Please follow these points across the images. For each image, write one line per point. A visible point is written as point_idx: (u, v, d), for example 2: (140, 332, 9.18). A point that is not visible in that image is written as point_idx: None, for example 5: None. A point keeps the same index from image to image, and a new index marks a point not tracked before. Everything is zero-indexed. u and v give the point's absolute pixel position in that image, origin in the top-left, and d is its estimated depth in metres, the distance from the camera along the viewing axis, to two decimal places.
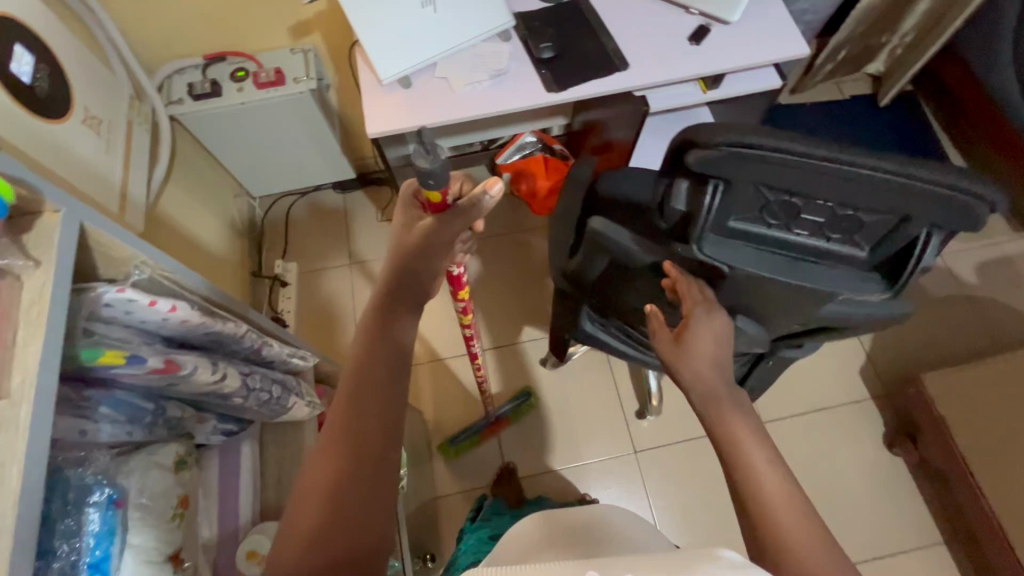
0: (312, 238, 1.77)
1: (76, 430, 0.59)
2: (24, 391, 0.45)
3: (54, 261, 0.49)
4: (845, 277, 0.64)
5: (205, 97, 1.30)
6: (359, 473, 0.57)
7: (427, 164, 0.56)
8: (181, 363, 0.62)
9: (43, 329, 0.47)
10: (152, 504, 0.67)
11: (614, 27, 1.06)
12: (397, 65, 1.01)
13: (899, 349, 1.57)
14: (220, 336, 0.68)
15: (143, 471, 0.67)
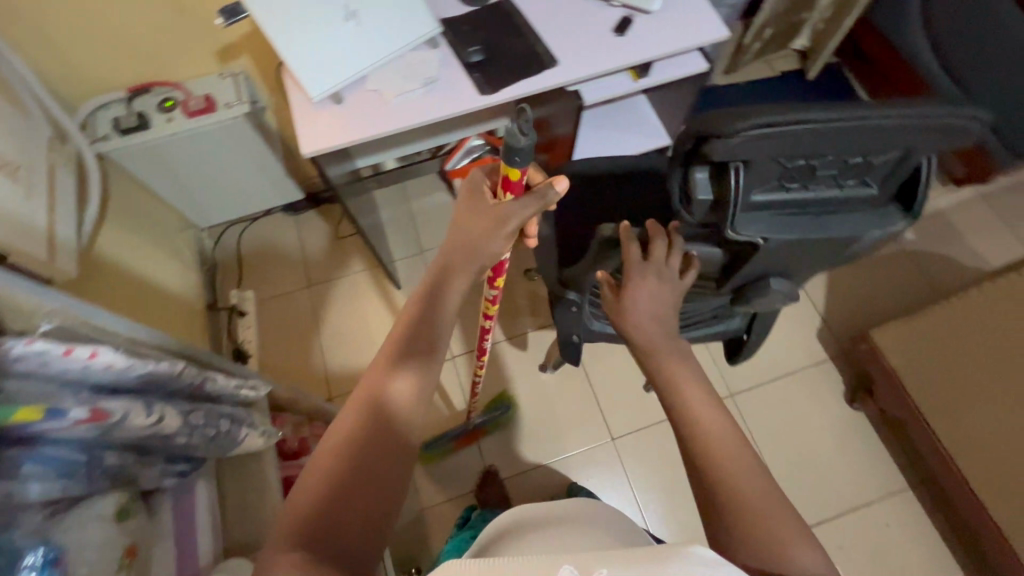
0: (267, 264, 1.74)
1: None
2: None
3: None
4: (868, 216, 0.69)
5: (133, 130, 1.25)
6: (373, 449, 0.59)
7: (518, 140, 0.59)
8: (109, 410, 0.58)
9: None
10: (95, 560, 0.59)
11: (539, 25, 1.08)
12: (326, 81, 0.99)
13: (851, 310, 1.64)
14: (154, 376, 0.64)
15: (80, 526, 0.59)
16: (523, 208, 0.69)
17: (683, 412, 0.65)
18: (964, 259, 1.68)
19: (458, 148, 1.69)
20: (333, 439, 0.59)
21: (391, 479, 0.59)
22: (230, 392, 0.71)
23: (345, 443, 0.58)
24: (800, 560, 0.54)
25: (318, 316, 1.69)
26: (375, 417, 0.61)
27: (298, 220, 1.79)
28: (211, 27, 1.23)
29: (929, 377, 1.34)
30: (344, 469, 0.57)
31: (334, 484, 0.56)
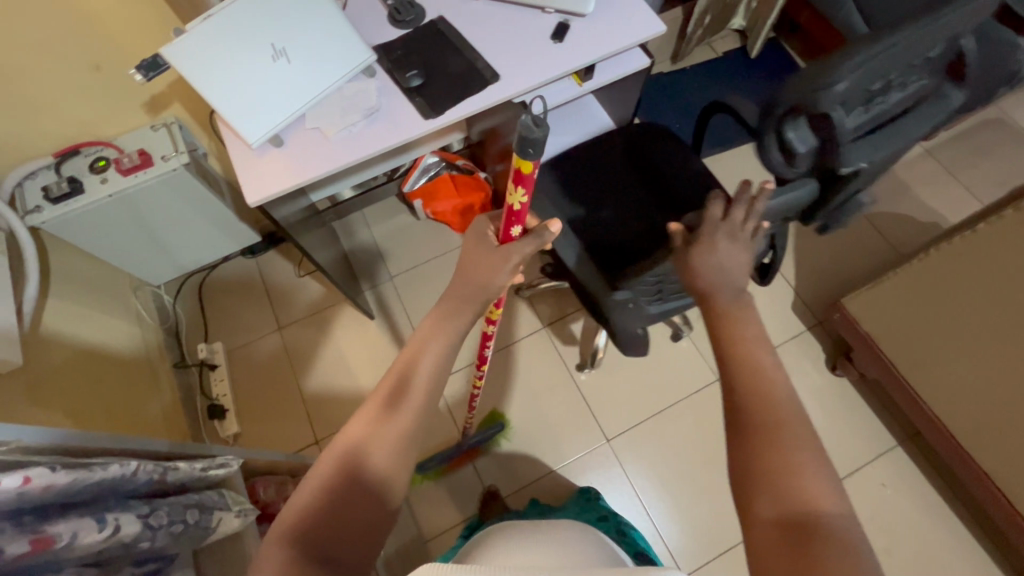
0: (234, 311, 1.68)
1: None
2: None
3: None
4: (931, 104, 0.80)
5: (66, 197, 1.18)
6: (363, 470, 0.62)
7: (538, 133, 0.57)
8: (54, 535, 0.47)
9: None
10: None
11: (476, 40, 1.06)
12: (263, 125, 0.95)
13: (821, 280, 1.66)
14: (102, 484, 0.53)
15: None
16: (522, 246, 0.72)
17: (725, 343, 0.66)
18: (919, 215, 1.73)
19: (414, 168, 1.66)
20: (329, 454, 0.63)
21: (378, 497, 0.62)
22: (197, 473, 0.67)
23: (340, 459, 0.62)
24: (807, 486, 0.53)
25: (293, 358, 1.64)
26: (371, 441, 0.64)
27: (259, 262, 1.73)
28: (134, 79, 1.17)
29: (904, 336, 1.37)
30: (335, 483, 0.61)
31: (326, 498, 0.60)
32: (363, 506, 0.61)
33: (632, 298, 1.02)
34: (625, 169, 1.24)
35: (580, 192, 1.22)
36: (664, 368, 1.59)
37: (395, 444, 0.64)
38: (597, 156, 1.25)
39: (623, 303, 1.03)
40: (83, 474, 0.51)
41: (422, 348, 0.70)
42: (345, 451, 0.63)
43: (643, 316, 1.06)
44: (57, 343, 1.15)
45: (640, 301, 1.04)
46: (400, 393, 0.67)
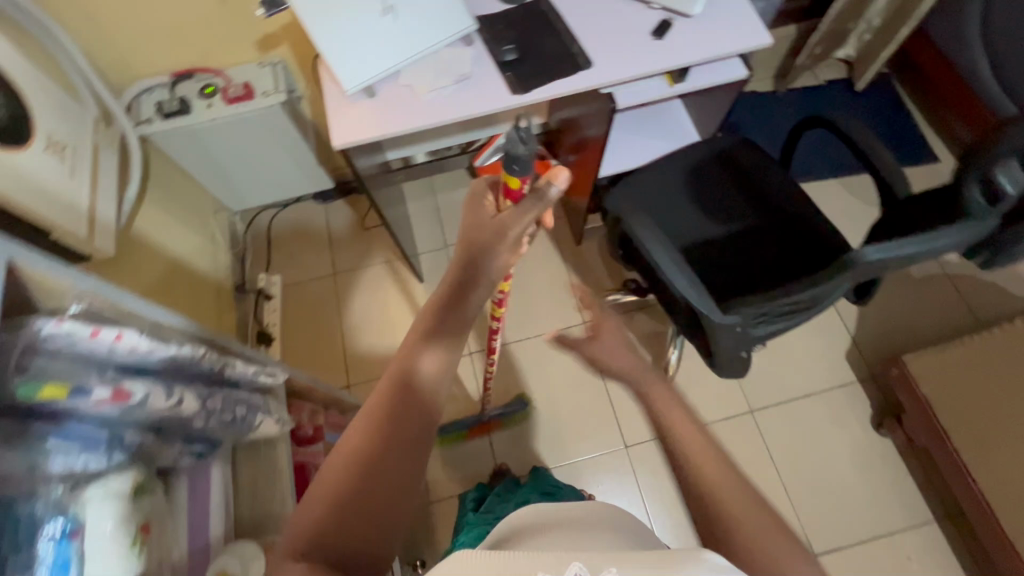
0: (298, 250, 1.78)
1: (25, 464, 0.49)
2: None
3: None
4: None
5: (175, 115, 1.29)
6: (385, 463, 0.58)
7: (520, 150, 0.61)
8: (131, 391, 0.55)
9: None
10: (109, 540, 0.53)
11: (576, 26, 1.07)
12: (361, 75, 1.00)
13: (882, 332, 1.58)
14: (174, 360, 0.60)
15: (101, 502, 0.54)
16: (520, 215, 0.67)
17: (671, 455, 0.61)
18: (1010, 286, 1.60)
19: (488, 145, 1.69)
20: (350, 450, 0.59)
21: (407, 493, 0.58)
22: (251, 374, 0.73)
23: (361, 456, 0.58)
24: None
25: (342, 305, 1.71)
26: (392, 431, 0.59)
27: (327, 208, 1.82)
28: (253, 16, 1.25)
29: (965, 408, 1.28)
30: (358, 485, 0.56)
31: (350, 499, 0.56)
32: (392, 502, 0.57)
33: (740, 322, 0.99)
34: (726, 189, 1.24)
35: (676, 213, 1.23)
36: (697, 388, 1.56)
37: (417, 430, 0.60)
38: (697, 173, 1.26)
39: (731, 326, 0.98)
40: (161, 346, 0.58)
41: (439, 327, 0.65)
42: (366, 445, 0.58)
43: (747, 340, 1.05)
44: (143, 243, 1.26)
45: (748, 326, 1.02)
46: (417, 375, 0.62)
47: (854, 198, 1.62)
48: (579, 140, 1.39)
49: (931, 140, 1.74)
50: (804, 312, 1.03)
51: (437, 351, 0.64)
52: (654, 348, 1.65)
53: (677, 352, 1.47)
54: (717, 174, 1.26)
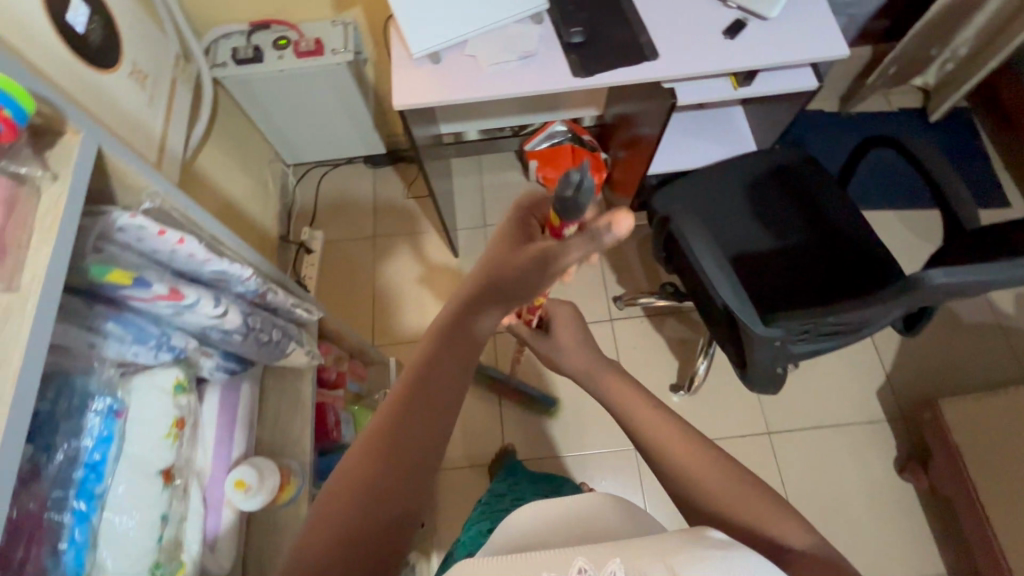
0: (343, 209, 1.83)
1: (86, 343, 0.56)
2: (32, 284, 0.43)
3: (73, 174, 0.47)
4: None
5: (247, 62, 1.34)
6: (402, 474, 0.50)
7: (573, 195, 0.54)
8: (185, 292, 0.58)
9: (56, 230, 0.45)
10: (143, 424, 0.61)
11: (646, 15, 1.06)
12: (428, 40, 1.02)
13: (920, 374, 1.52)
14: (225, 273, 0.63)
15: (142, 393, 0.62)
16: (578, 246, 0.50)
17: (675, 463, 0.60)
18: None
19: (541, 131, 1.69)
20: (359, 463, 0.50)
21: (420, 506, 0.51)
22: (291, 308, 0.77)
23: (373, 467, 0.50)
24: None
25: (378, 268, 1.76)
26: (411, 441, 0.51)
27: (376, 172, 1.86)
28: None
29: (999, 462, 1.22)
30: (375, 503, 0.48)
31: (368, 520, 0.48)
32: (409, 517, 0.50)
33: (781, 335, 1.00)
34: (784, 204, 1.22)
35: (729, 221, 1.22)
36: (716, 401, 1.54)
37: (437, 433, 0.52)
38: (755, 184, 1.24)
39: (772, 338, 1.00)
40: (217, 258, 0.61)
41: (463, 321, 0.56)
42: (381, 455, 0.50)
43: (783, 355, 1.04)
44: (202, 179, 1.32)
45: (785, 342, 1.02)
46: (434, 373, 0.54)
47: (912, 232, 1.56)
48: (632, 136, 1.38)
49: (1004, 183, 1.65)
50: (848, 335, 1.02)
51: (457, 348, 0.56)
52: (680, 355, 1.64)
53: (703, 364, 1.46)
54: (774, 185, 1.24)
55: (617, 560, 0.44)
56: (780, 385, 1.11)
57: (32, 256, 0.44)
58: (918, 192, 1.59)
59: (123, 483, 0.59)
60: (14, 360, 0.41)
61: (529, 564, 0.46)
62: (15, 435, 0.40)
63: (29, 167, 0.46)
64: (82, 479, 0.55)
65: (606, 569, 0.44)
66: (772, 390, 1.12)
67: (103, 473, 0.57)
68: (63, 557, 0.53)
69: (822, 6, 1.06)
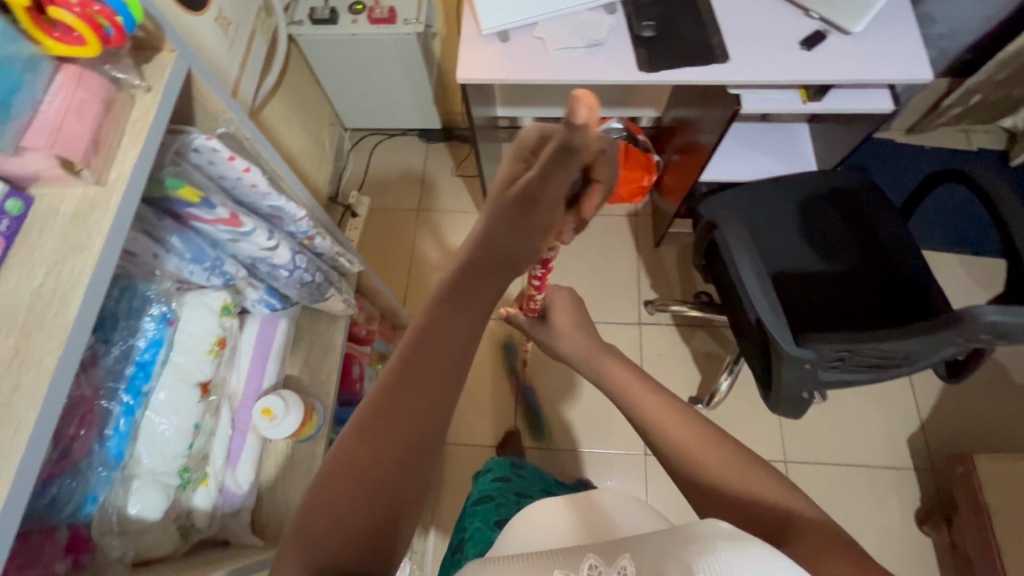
0: (391, 179, 1.87)
1: (150, 253, 0.63)
2: (118, 182, 0.47)
3: (164, 87, 0.51)
4: None
5: (323, 23, 1.38)
6: (402, 448, 0.47)
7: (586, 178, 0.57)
8: (244, 221, 0.63)
9: (144, 137, 0.49)
10: (188, 336, 0.69)
11: (723, 17, 1.04)
12: (499, 19, 1.03)
13: (955, 425, 1.45)
14: (281, 211, 0.67)
15: (192, 307, 0.69)
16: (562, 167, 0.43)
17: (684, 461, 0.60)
18: None
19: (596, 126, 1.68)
20: (354, 440, 0.47)
21: (425, 479, 0.49)
22: (333, 253, 0.80)
23: (371, 441, 0.47)
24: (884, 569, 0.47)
25: (416, 239, 1.80)
26: (413, 416, 0.47)
27: (429, 147, 1.90)
28: None
29: None
30: (374, 478, 0.46)
31: (367, 497, 0.46)
32: (416, 490, 0.48)
33: (811, 359, 0.96)
34: (838, 229, 1.17)
35: (776, 238, 1.18)
36: (736, 421, 1.51)
37: (439, 409, 0.48)
38: (811, 204, 1.20)
39: (800, 360, 0.97)
40: (277, 193, 0.64)
41: (462, 290, 0.50)
42: (377, 431, 0.47)
43: (812, 380, 1.00)
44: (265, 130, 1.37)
45: (817, 367, 0.98)
46: (429, 350, 0.48)
47: (972, 279, 1.48)
48: (687, 141, 1.36)
49: None
50: (887, 369, 0.98)
51: (454, 321, 0.49)
52: (705, 370, 1.62)
53: (727, 380, 1.44)
54: (830, 207, 1.20)
55: (628, 556, 0.44)
56: (802, 411, 1.07)
57: (120, 156, 0.48)
58: (984, 237, 1.50)
59: (165, 389, 0.65)
60: (97, 243, 0.45)
61: (540, 564, 0.46)
62: (84, 323, 0.43)
63: (128, 75, 0.50)
64: (132, 374, 0.63)
65: (617, 565, 0.44)
66: (792, 414, 1.08)
67: (151, 371, 0.64)
68: (107, 442, 0.60)
69: (912, 27, 1.02)
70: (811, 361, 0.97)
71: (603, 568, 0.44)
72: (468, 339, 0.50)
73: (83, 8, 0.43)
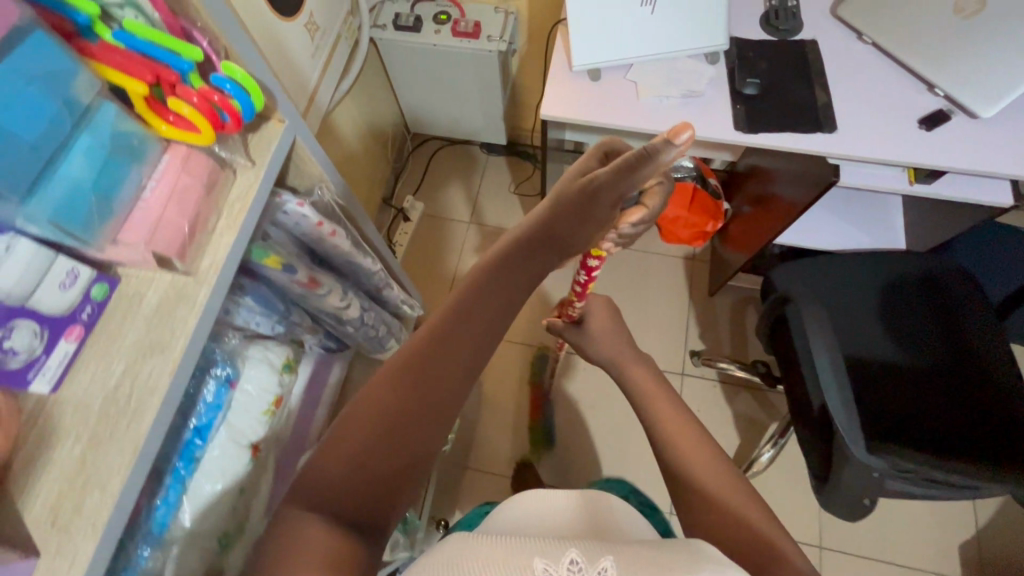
0: (446, 187, 1.85)
1: (228, 308, 0.68)
2: (208, 274, 0.53)
3: (267, 164, 0.57)
4: None
5: (406, 30, 1.35)
6: (416, 429, 0.46)
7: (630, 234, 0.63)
8: (320, 282, 0.70)
9: (238, 226, 0.55)
10: (252, 395, 0.68)
11: (833, 84, 0.96)
12: (593, 56, 0.98)
13: (1010, 537, 1.35)
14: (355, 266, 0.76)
15: (256, 361, 0.69)
16: (637, 173, 0.48)
17: None
18: None
19: None
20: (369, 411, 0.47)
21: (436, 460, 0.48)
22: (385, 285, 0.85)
23: (384, 417, 0.46)
24: None
25: (465, 253, 1.76)
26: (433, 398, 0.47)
27: (489, 160, 1.87)
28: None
29: None
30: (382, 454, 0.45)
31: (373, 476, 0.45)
32: (424, 465, 0.47)
33: (882, 469, 0.88)
34: (923, 316, 1.08)
35: (855, 323, 1.09)
36: (773, 495, 1.42)
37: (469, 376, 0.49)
38: (899, 292, 1.11)
39: (870, 468, 0.89)
40: (353, 252, 0.73)
41: (501, 274, 0.51)
42: (400, 389, 0.47)
43: (878, 487, 0.92)
44: (333, 131, 1.36)
45: (887, 478, 0.90)
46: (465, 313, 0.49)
47: None
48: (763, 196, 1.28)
49: None
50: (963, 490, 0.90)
51: (486, 305, 0.50)
52: (745, 434, 1.54)
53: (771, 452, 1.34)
54: (917, 295, 1.10)
55: (609, 559, 0.44)
56: (859, 517, 0.97)
57: (213, 245, 0.54)
58: None
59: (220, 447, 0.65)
60: (179, 343, 0.49)
61: (523, 549, 0.45)
62: None
63: (235, 155, 0.56)
64: (188, 440, 0.63)
65: (597, 565, 0.43)
66: (848, 516, 0.97)
67: (206, 437, 0.64)
68: (155, 512, 0.59)
69: None
70: (884, 475, 0.89)
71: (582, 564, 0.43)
72: (498, 324, 0.50)
73: (206, 100, 0.50)
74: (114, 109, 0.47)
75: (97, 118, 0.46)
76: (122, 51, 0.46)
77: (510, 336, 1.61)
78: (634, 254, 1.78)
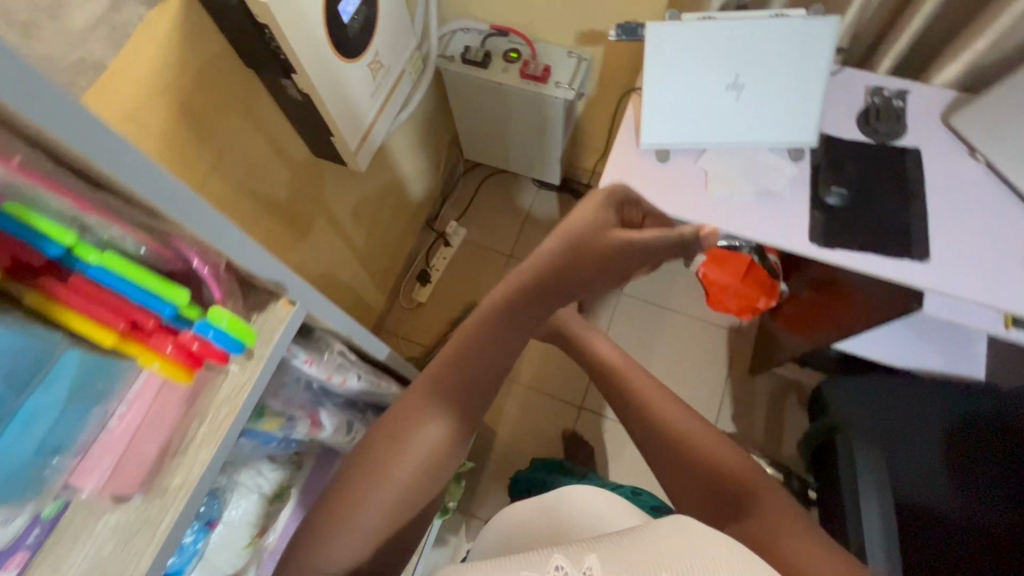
0: (492, 216, 1.80)
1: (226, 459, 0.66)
2: (177, 496, 0.47)
3: (266, 357, 0.53)
4: None
5: (473, 64, 1.30)
6: (431, 426, 0.63)
7: None
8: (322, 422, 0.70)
9: (220, 439, 0.50)
10: (232, 529, 0.69)
11: (932, 205, 0.85)
12: (663, 136, 0.91)
13: None
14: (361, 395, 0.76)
15: (242, 494, 0.70)
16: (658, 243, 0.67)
17: None
18: None
19: None
20: (416, 399, 0.66)
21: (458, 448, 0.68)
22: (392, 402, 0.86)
23: (415, 415, 0.64)
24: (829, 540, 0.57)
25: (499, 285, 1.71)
26: (466, 400, 0.66)
27: (540, 193, 1.81)
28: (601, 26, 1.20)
29: None
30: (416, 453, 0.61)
31: (401, 491, 0.59)
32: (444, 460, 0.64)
33: None
34: (987, 459, 0.98)
35: (904, 450, 0.99)
36: None
37: (484, 385, 0.68)
38: (961, 427, 0.99)
39: None
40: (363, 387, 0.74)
41: (515, 310, 0.69)
42: (431, 390, 0.66)
43: None
44: (385, 158, 1.34)
45: None
46: (486, 341, 0.68)
47: None
48: (821, 279, 1.17)
49: None
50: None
51: (503, 336, 0.68)
52: None
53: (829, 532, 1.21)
54: (985, 436, 0.98)
55: (593, 555, 0.49)
56: None
57: (188, 462, 0.49)
58: None
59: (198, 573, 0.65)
60: None
61: (511, 565, 0.50)
62: None
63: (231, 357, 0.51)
64: None
65: (583, 562, 0.49)
66: None
67: None
68: None
69: None
70: None
71: (571, 570, 0.48)
72: (511, 353, 0.69)
73: (184, 349, 0.45)
74: (78, 353, 0.40)
75: (54, 370, 0.39)
76: (97, 298, 0.40)
77: (529, 382, 1.59)
78: (676, 316, 1.69)
